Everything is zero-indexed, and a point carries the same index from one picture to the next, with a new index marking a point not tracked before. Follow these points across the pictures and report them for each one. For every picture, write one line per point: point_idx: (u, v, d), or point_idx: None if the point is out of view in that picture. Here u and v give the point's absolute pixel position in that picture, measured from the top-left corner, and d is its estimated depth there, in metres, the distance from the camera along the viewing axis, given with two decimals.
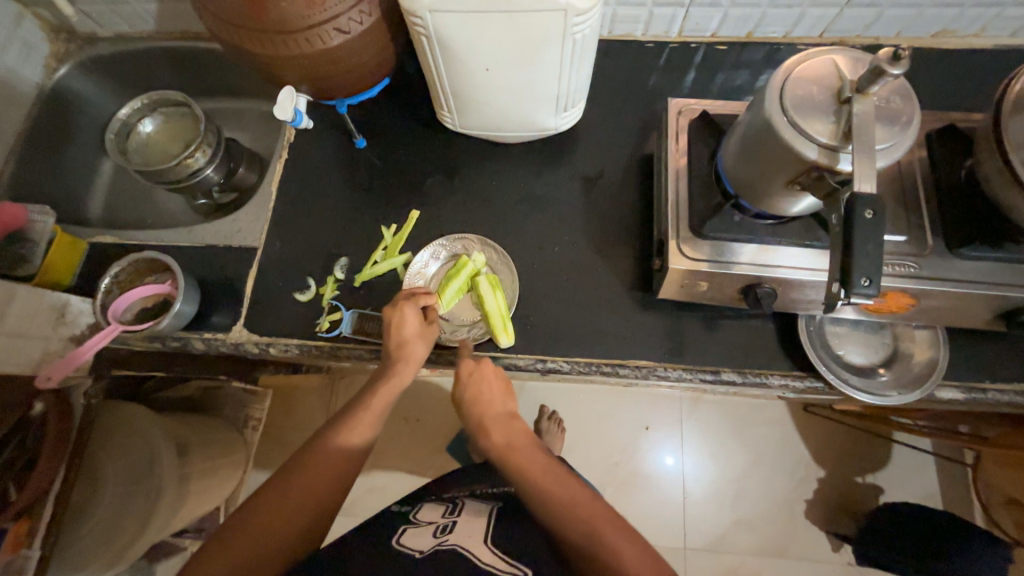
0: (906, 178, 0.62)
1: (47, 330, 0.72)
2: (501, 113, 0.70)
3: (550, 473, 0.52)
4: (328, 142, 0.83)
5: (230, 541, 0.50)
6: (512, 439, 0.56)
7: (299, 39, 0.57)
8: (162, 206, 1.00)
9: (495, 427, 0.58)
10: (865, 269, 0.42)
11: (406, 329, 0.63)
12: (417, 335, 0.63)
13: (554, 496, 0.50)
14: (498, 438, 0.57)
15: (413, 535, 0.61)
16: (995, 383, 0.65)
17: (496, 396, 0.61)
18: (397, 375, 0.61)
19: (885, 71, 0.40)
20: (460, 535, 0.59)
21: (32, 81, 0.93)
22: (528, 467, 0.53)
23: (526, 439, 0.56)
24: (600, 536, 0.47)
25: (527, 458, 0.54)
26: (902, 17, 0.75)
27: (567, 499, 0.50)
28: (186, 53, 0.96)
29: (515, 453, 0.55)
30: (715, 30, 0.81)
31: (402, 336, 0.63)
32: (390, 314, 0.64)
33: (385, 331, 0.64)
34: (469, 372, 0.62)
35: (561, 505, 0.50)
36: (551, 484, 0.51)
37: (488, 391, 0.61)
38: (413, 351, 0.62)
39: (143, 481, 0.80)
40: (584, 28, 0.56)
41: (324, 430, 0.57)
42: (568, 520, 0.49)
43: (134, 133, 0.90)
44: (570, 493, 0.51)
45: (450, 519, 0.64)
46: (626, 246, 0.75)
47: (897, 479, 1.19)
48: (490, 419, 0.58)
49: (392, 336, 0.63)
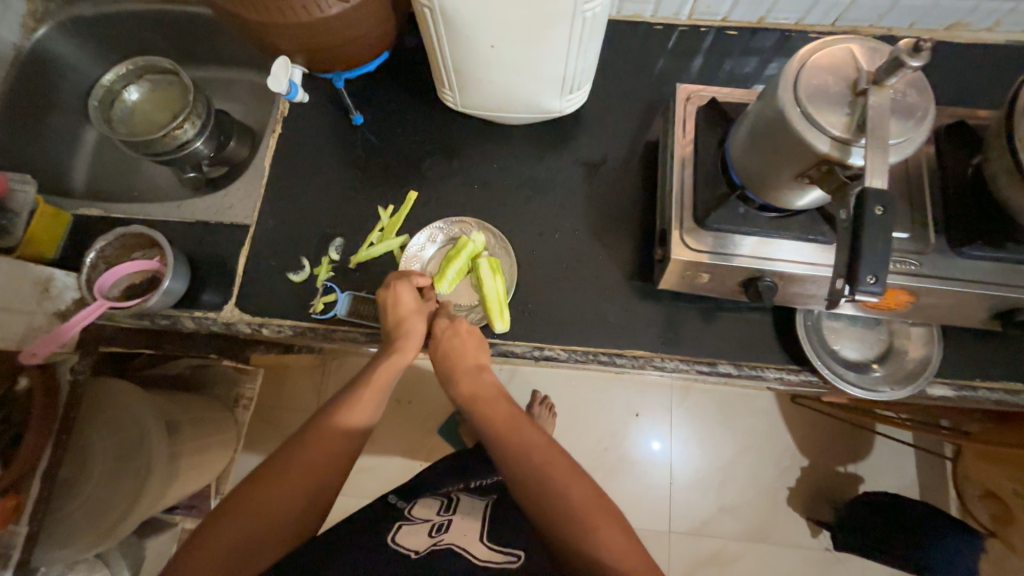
0: (913, 174, 0.61)
1: (31, 305, 0.69)
2: (504, 92, 0.68)
3: (510, 424, 0.55)
4: (324, 117, 0.80)
5: (235, 512, 0.50)
6: (477, 391, 0.59)
7: (296, 5, 0.54)
8: (150, 178, 0.97)
9: (463, 380, 0.60)
10: (872, 267, 0.42)
11: (403, 307, 0.62)
12: (414, 310, 0.63)
13: (514, 449, 0.53)
14: (466, 389, 0.59)
15: (409, 533, 0.62)
16: (985, 382, 0.66)
17: (465, 351, 0.62)
18: (398, 352, 0.60)
19: (904, 62, 0.39)
20: (457, 534, 0.61)
21: (11, 42, 0.88)
22: (491, 418, 0.56)
23: (494, 392, 0.59)
24: (555, 490, 0.50)
25: (493, 412, 0.57)
26: (917, 8, 0.74)
27: (526, 452, 0.53)
28: (175, 17, 0.91)
29: (480, 404, 0.58)
30: (727, 13, 0.79)
31: (401, 313, 0.62)
32: (385, 295, 0.63)
33: (381, 311, 0.64)
34: (442, 330, 0.63)
35: (519, 460, 0.53)
36: (514, 437, 0.54)
37: (458, 344, 0.62)
38: (411, 325, 0.62)
39: (131, 459, 0.79)
40: (594, 6, 0.54)
41: (325, 408, 0.57)
42: (523, 467, 0.52)
43: (118, 101, 0.86)
44: (524, 441, 0.54)
45: (446, 518, 0.66)
46: (627, 235, 0.74)
47: (879, 469, 1.22)
48: (458, 372, 0.60)
49: (390, 315, 0.63)
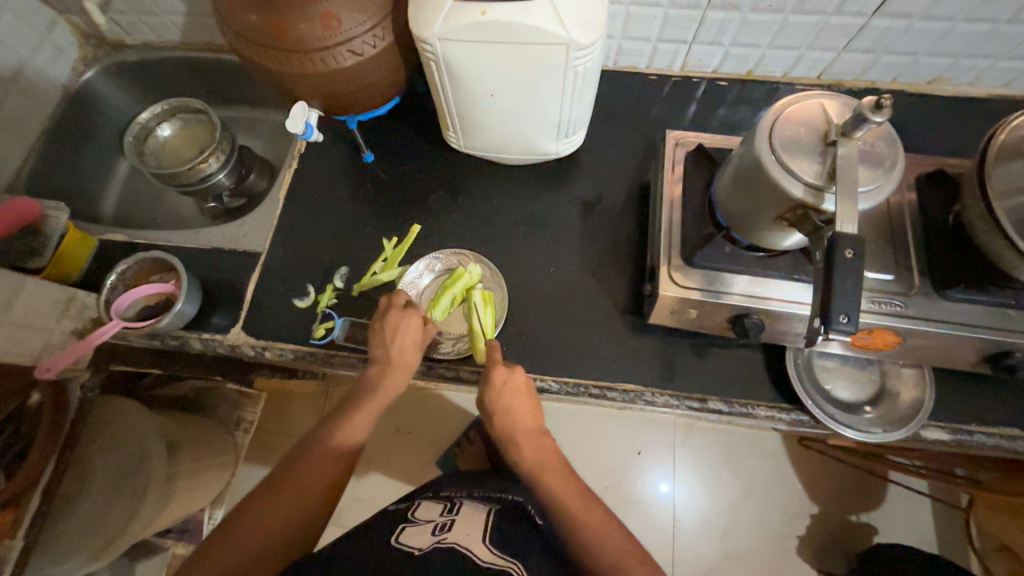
0: (894, 220, 0.63)
1: (50, 322, 0.73)
2: (505, 136, 0.72)
3: (580, 500, 0.59)
4: (337, 155, 0.85)
5: (229, 540, 0.53)
6: (543, 460, 0.61)
7: (315, 57, 0.60)
8: (174, 207, 1.03)
9: (528, 446, 0.62)
10: (843, 306, 0.43)
11: (408, 336, 0.64)
12: (417, 343, 0.65)
13: (585, 526, 0.57)
14: (532, 457, 0.61)
15: (411, 534, 0.63)
16: (981, 426, 0.65)
17: (526, 412, 0.63)
18: (394, 379, 0.62)
19: (868, 117, 0.43)
20: (458, 534, 0.63)
21: (59, 83, 0.97)
22: (559, 490, 0.59)
23: (557, 461, 0.62)
24: (624, 573, 0.54)
25: (559, 484, 0.60)
26: (898, 64, 0.78)
27: (596, 533, 0.57)
28: (209, 63, 1.00)
29: (547, 474, 0.60)
30: (716, 66, 0.84)
31: (403, 342, 0.63)
32: (391, 322, 0.64)
33: (383, 334, 0.64)
34: (501, 382, 0.63)
35: (593, 540, 0.56)
36: (583, 512, 0.58)
37: (516, 405, 0.63)
38: (411, 358, 0.63)
39: (130, 477, 0.80)
40: (586, 61, 0.58)
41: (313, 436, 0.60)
42: (596, 551, 0.56)
43: (151, 136, 0.93)
44: (595, 521, 0.58)
45: (448, 519, 0.68)
46: (620, 270, 0.76)
47: (892, 519, 1.18)
48: (523, 435, 0.62)
49: (393, 340, 0.64)
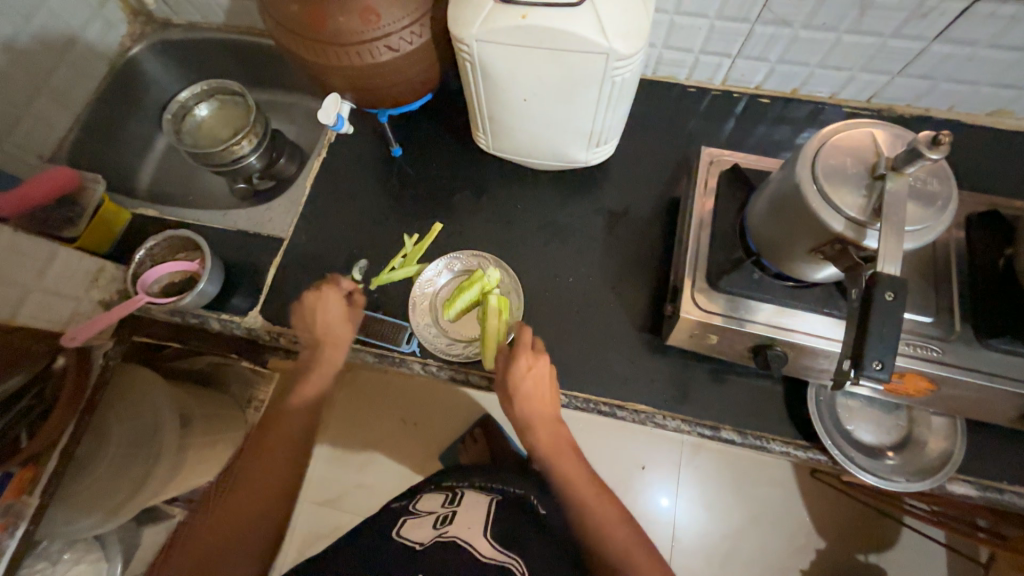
0: (939, 260, 0.60)
1: (79, 292, 0.76)
2: (534, 141, 0.71)
3: (581, 477, 0.67)
4: (366, 147, 0.85)
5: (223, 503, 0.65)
6: (556, 443, 0.68)
7: (351, 51, 0.60)
8: (205, 185, 1.05)
9: (544, 429, 0.68)
10: (878, 353, 0.41)
11: (329, 314, 0.71)
12: (341, 319, 0.71)
13: (587, 505, 0.65)
14: (545, 438, 0.68)
15: (414, 528, 0.68)
16: (1014, 485, 0.61)
17: (547, 400, 0.67)
18: (327, 351, 0.70)
19: (923, 154, 0.40)
20: (459, 526, 0.65)
21: (107, 57, 1.00)
22: (567, 468, 0.67)
23: (567, 442, 0.69)
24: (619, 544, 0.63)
25: (567, 465, 0.67)
26: (956, 92, 0.74)
27: (596, 509, 0.65)
28: (249, 46, 1.01)
29: (558, 454, 0.67)
30: (760, 82, 0.81)
31: (327, 320, 0.71)
32: (313, 306, 0.71)
33: (308, 316, 0.71)
34: (528, 368, 0.66)
35: (591, 516, 0.65)
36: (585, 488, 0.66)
37: (538, 391, 0.66)
38: (340, 334, 0.71)
39: (143, 446, 0.83)
40: (625, 72, 0.56)
41: (264, 431, 0.68)
42: (595, 522, 0.64)
43: (189, 116, 0.95)
44: (593, 496, 0.66)
45: (449, 509, 0.70)
46: (640, 286, 0.75)
47: (903, 563, 1.13)
48: (541, 419, 0.67)
49: (317, 321, 0.71)
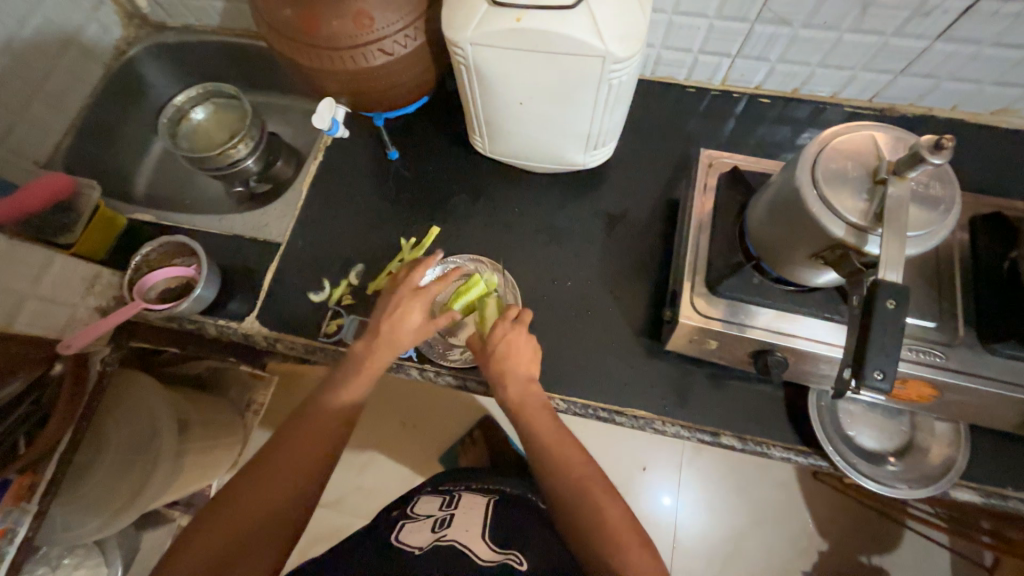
0: (942, 264, 0.59)
1: (75, 298, 0.76)
2: (531, 144, 0.71)
3: (559, 440, 0.60)
4: (362, 150, 0.85)
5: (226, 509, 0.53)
6: (527, 401, 0.62)
7: (345, 55, 0.60)
8: (202, 189, 1.05)
9: (513, 385, 0.62)
10: (878, 362, 0.40)
11: (407, 322, 0.61)
12: (416, 331, 0.61)
13: (560, 465, 0.58)
14: (514, 395, 0.62)
15: (411, 533, 0.68)
16: (1017, 492, 0.61)
17: (519, 359, 0.63)
18: (382, 354, 0.60)
19: (925, 158, 0.39)
20: (458, 529, 0.66)
21: (103, 62, 0.99)
22: (540, 427, 0.60)
23: (540, 402, 0.62)
24: (600, 517, 0.55)
25: (538, 422, 0.61)
26: (960, 92, 0.73)
27: (574, 474, 0.58)
28: (245, 48, 1.01)
29: (529, 412, 0.61)
30: (760, 82, 0.80)
31: (399, 324, 0.60)
32: (396, 305, 0.61)
33: (384, 314, 0.61)
34: (502, 331, 0.63)
35: (565, 477, 0.58)
36: (559, 452, 0.59)
37: (511, 351, 0.63)
38: (404, 342, 0.61)
39: (141, 450, 0.83)
40: (622, 74, 0.55)
41: (292, 423, 0.58)
42: (573, 492, 0.57)
43: (185, 119, 0.94)
44: (567, 457, 0.59)
45: (447, 512, 0.71)
46: (639, 290, 0.74)
47: (905, 565, 1.13)
48: (510, 376, 0.62)
49: (389, 320, 0.61)
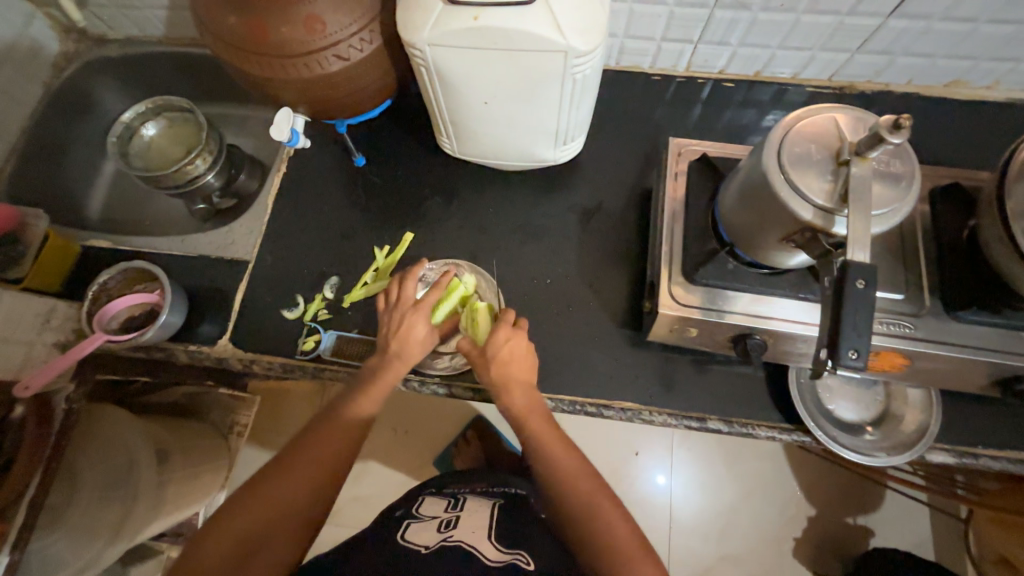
0: (906, 237, 0.60)
1: (31, 335, 0.72)
2: (500, 143, 0.69)
3: (562, 445, 0.59)
4: (327, 159, 0.82)
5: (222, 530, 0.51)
6: (530, 408, 0.60)
7: (298, 62, 0.57)
8: (161, 208, 1.00)
9: (517, 391, 0.60)
10: (853, 342, 0.41)
11: (414, 334, 0.60)
12: (423, 343, 0.61)
13: (564, 472, 0.58)
14: (520, 402, 0.60)
15: (418, 531, 0.66)
16: (987, 449, 0.64)
17: (521, 364, 0.61)
18: (393, 368, 0.59)
19: (885, 138, 0.39)
20: (465, 531, 0.65)
21: (41, 82, 0.94)
22: (544, 434, 0.59)
23: (542, 409, 0.61)
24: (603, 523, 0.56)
25: (542, 430, 0.59)
26: (914, 66, 0.75)
27: (576, 481, 0.58)
28: (195, 59, 0.97)
29: (533, 419, 0.60)
30: (723, 67, 0.80)
31: (406, 337, 0.60)
32: (398, 317, 0.61)
33: (389, 327, 0.61)
34: (504, 337, 0.61)
35: (570, 484, 0.58)
36: (563, 458, 0.59)
37: (513, 357, 0.61)
38: (414, 354, 0.60)
39: (119, 486, 0.79)
40: (585, 68, 0.55)
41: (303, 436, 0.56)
42: (577, 500, 0.57)
43: (136, 136, 0.90)
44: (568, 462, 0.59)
45: (453, 514, 0.70)
46: (619, 282, 0.74)
47: (889, 523, 1.17)
48: (513, 383, 0.60)
49: (395, 333, 0.60)
